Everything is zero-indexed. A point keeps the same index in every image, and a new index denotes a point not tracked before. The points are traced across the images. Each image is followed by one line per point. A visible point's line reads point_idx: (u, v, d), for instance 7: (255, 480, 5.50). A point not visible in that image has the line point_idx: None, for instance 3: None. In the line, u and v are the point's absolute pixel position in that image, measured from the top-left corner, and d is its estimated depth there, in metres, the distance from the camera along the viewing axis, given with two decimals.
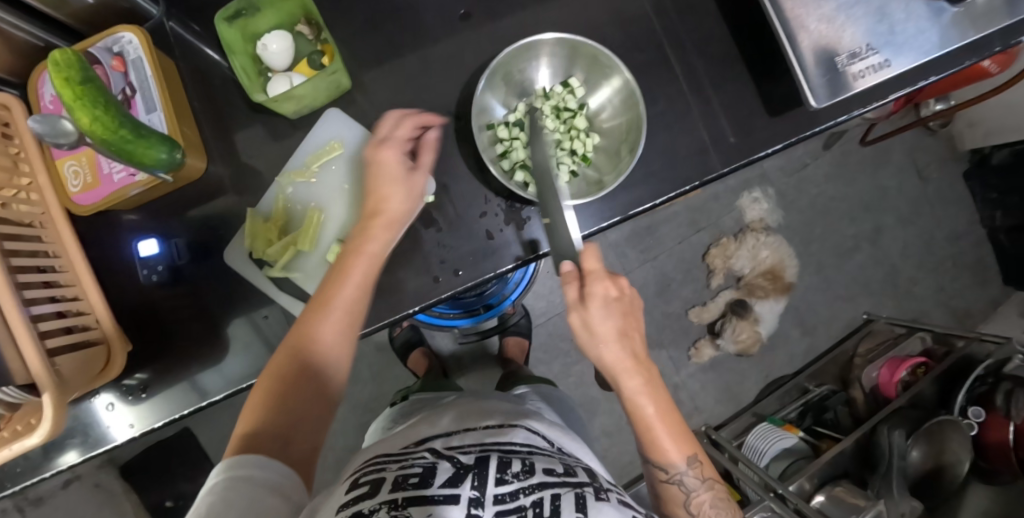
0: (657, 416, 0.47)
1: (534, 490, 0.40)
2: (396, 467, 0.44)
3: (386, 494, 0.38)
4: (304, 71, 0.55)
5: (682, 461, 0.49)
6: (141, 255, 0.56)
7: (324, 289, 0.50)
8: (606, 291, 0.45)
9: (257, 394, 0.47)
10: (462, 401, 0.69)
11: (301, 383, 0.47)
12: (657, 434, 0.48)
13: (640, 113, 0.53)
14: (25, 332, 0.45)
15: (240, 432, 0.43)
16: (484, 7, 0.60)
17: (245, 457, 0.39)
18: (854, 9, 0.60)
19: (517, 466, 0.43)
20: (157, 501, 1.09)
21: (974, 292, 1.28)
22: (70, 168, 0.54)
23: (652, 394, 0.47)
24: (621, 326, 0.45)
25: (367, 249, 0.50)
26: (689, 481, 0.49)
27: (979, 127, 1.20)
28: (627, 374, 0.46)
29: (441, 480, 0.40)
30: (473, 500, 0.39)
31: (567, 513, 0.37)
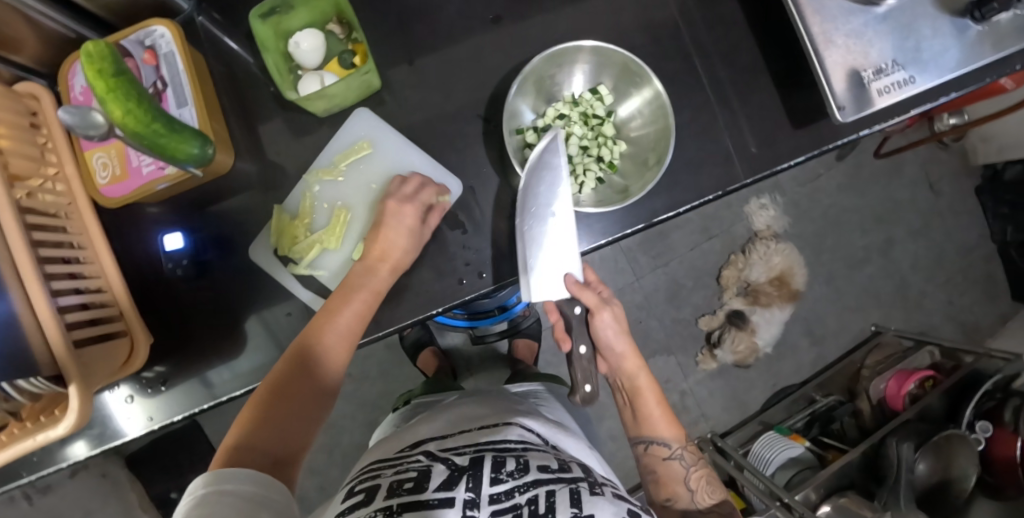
0: (652, 396, 0.60)
1: (529, 488, 0.43)
2: (392, 473, 0.46)
3: (382, 502, 0.41)
4: (335, 70, 0.55)
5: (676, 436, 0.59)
6: (166, 249, 0.56)
7: (323, 315, 0.51)
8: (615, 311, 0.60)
9: (248, 410, 0.48)
10: (464, 401, 0.68)
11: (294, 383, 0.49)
12: (655, 408, 0.59)
13: (670, 123, 0.54)
14: (53, 324, 0.45)
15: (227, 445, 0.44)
16: (514, 10, 0.60)
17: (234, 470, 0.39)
18: (881, 24, 0.60)
19: (511, 466, 0.46)
20: (162, 493, 1.09)
21: (983, 307, 1.29)
22: (98, 160, 0.54)
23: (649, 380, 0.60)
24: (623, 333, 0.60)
25: (376, 262, 0.52)
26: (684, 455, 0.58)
27: (993, 142, 1.21)
28: (629, 358, 0.60)
29: (435, 484, 0.43)
30: (467, 503, 0.41)
31: (564, 511, 0.39)
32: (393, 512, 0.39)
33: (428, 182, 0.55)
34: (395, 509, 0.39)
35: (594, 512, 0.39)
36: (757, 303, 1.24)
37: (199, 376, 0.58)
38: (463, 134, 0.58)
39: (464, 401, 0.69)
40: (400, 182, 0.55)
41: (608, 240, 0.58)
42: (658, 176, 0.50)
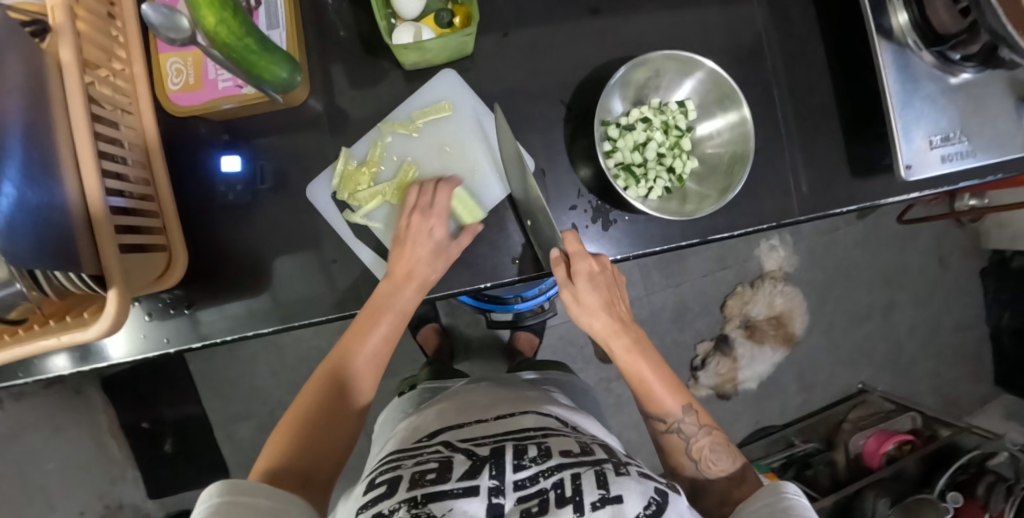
0: (650, 374, 0.54)
1: (553, 472, 0.42)
2: (412, 464, 0.45)
3: (405, 493, 0.40)
4: (431, 27, 0.55)
5: (678, 410, 0.53)
6: (221, 170, 0.58)
7: (351, 335, 0.55)
8: (591, 269, 0.53)
9: (278, 436, 0.50)
10: (483, 385, 0.70)
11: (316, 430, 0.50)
12: (654, 386, 0.53)
13: (748, 151, 0.53)
14: (102, 217, 0.41)
15: (258, 471, 0.46)
16: (611, 10, 0.62)
17: (254, 484, 0.40)
18: (957, 94, 0.59)
19: (533, 451, 0.45)
20: (134, 420, 1.09)
21: (967, 384, 1.34)
22: (173, 65, 0.55)
23: (643, 357, 0.54)
24: (606, 296, 0.54)
25: (394, 307, 0.55)
26: (687, 429, 0.53)
27: (1008, 229, 1.26)
28: (613, 335, 0.54)
29: (458, 474, 0.42)
30: (492, 491, 0.40)
31: (590, 492, 0.38)
32: (418, 503, 0.38)
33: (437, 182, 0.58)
34: (420, 501, 0.38)
35: (622, 493, 0.38)
36: (754, 338, 1.27)
37: (236, 304, 0.58)
38: (543, 117, 0.60)
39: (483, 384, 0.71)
40: (417, 193, 0.57)
41: (661, 248, 0.59)
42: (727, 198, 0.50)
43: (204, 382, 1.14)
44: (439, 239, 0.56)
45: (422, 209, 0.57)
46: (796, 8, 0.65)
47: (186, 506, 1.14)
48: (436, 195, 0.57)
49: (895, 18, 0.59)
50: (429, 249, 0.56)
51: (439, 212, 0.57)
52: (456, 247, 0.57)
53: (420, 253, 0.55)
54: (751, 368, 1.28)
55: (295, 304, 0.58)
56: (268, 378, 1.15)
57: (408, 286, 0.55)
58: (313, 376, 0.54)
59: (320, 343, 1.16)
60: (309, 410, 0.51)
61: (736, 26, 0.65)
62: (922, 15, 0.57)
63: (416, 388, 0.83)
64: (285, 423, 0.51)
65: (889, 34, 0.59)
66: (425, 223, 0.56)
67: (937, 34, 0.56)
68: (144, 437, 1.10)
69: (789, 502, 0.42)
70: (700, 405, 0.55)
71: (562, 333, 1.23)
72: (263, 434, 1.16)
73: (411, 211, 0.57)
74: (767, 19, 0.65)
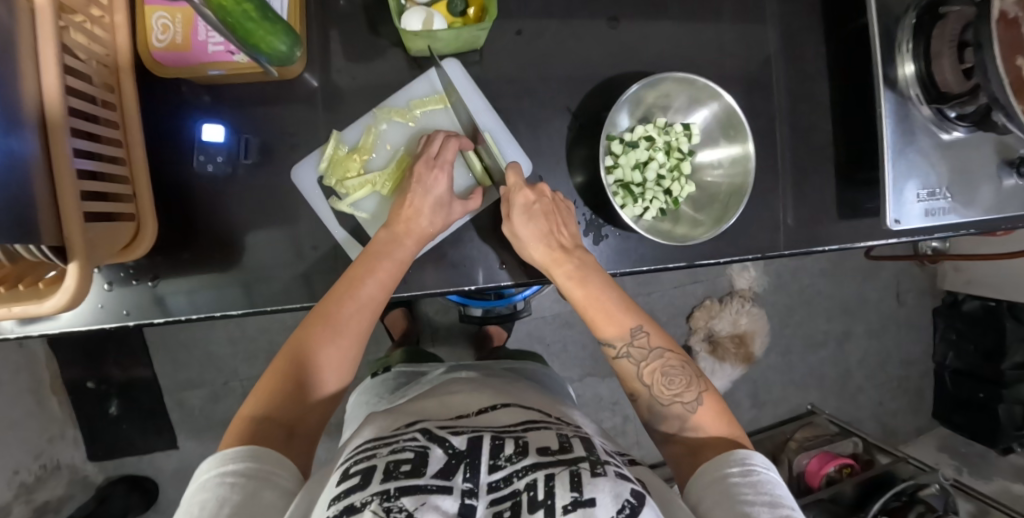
0: (598, 293, 0.52)
1: (527, 472, 0.42)
2: (388, 454, 0.44)
3: (378, 485, 0.39)
4: (442, 13, 0.52)
5: (626, 332, 0.51)
6: (202, 139, 0.53)
7: (344, 285, 0.51)
8: (526, 201, 0.53)
9: (255, 395, 0.47)
10: (467, 381, 0.70)
11: (298, 393, 0.47)
12: (603, 305, 0.52)
13: (747, 185, 0.53)
14: (68, 174, 0.38)
15: (244, 416, 0.45)
16: (625, 23, 0.61)
17: (251, 448, 0.41)
18: (948, 150, 0.61)
19: (509, 449, 0.45)
20: (77, 379, 1.04)
21: (906, 415, 1.43)
22: (158, 20, 0.51)
23: (588, 278, 0.53)
24: (543, 228, 0.53)
25: (395, 257, 0.53)
26: (636, 353, 0.51)
27: (963, 274, 1.33)
28: (554, 264, 0.53)
29: (432, 470, 0.41)
30: (466, 492, 0.40)
31: (563, 495, 0.39)
32: (391, 497, 0.37)
33: (444, 136, 0.56)
34: (393, 495, 0.38)
35: (595, 495, 0.39)
36: (715, 353, 1.31)
37: (209, 277, 0.55)
38: (548, 123, 0.59)
39: (466, 380, 0.71)
40: (424, 144, 0.55)
41: (650, 267, 0.59)
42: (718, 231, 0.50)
43: (156, 345, 1.09)
44: (442, 193, 0.54)
45: (429, 159, 0.54)
46: (805, 44, 0.66)
47: (126, 471, 1.10)
48: (444, 144, 0.55)
49: (901, 69, 0.60)
50: (428, 203, 0.54)
51: (446, 163, 0.55)
52: (460, 207, 0.56)
53: (424, 212, 0.54)
54: (711, 381, 1.31)
55: (274, 286, 0.56)
56: (225, 347, 1.11)
57: (408, 240, 0.53)
58: (298, 325, 0.50)
59: (283, 318, 1.12)
60: (289, 372, 0.47)
61: (747, 53, 0.65)
62: (929, 69, 0.59)
63: (390, 370, 0.82)
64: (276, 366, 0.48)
65: (894, 83, 0.60)
66: (431, 174, 0.54)
67: (940, 92, 0.58)
68: (86, 397, 1.05)
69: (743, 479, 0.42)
70: (654, 325, 0.52)
71: (530, 330, 1.24)
72: (214, 403, 1.12)
73: (418, 161, 0.55)
74: (777, 50, 0.65)
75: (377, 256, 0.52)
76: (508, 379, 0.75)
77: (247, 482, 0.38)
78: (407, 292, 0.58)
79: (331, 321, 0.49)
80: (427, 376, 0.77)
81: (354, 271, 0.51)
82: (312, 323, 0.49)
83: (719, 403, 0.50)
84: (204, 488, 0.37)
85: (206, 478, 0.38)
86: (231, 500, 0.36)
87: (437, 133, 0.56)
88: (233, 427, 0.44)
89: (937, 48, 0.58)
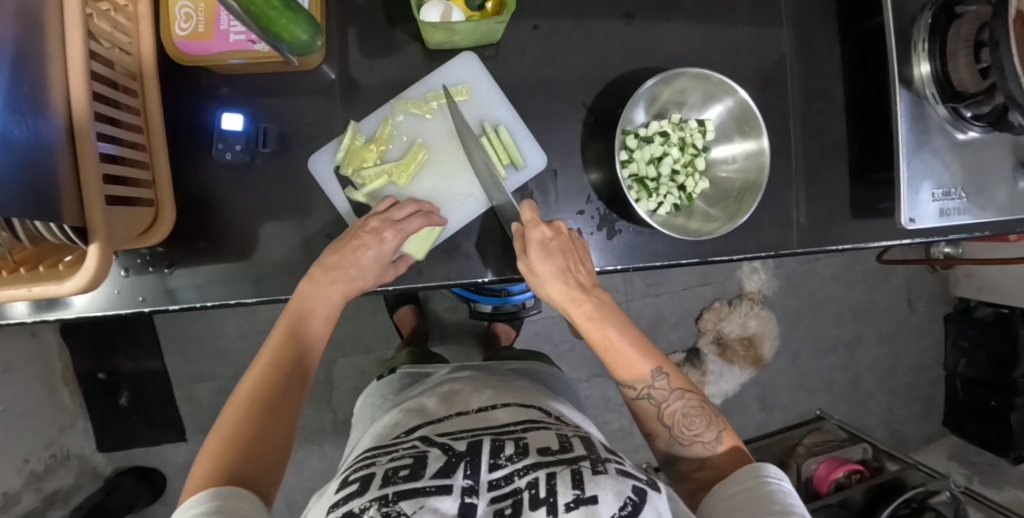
0: (615, 338, 0.52)
1: (529, 471, 0.42)
2: (388, 461, 0.45)
3: (377, 490, 0.40)
4: (460, 7, 0.52)
5: (646, 375, 0.52)
6: (221, 127, 0.54)
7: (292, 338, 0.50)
8: (543, 237, 0.51)
9: (210, 446, 0.42)
10: (468, 381, 0.70)
11: (258, 435, 0.44)
12: (619, 350, 0.52)
13: (762, 180, 0.53)
14: (90, 158, 0.39)
15: (198, 474, 0.40)
16: (641, 20, 0.61)
17: (217, 488, 0.38)
18: (964, 150, 0.61)
19: (509, 449, 0.45)
20: (88, 369, 1.05)
21: (916, 422, 1.41)
22: (181, 8, 0.52)
23: (606, 322, 0.52)
24: (560, 264, 0.51)
25: (315, 312, 0.52)
26: (657, 395, 0.52)
27: (976, 280, 1.32)
28: (573, 304, 0.52)
29: (431, 471, 0.42)
30: (466, 490, 0.41)
31: (565, 493, 0.38)
32: (388, 502, 0.38)
33: (409, 201, 0.56)
34: (391, 499, 0.39)
35: (597, 493, 0.39)
36: (724, 356, 1.30)
37: (224, 266, 0.56)
38: (562, 119, 0.60)
39: (468, 379, 0.71)
40: (391, 205, 0.55)
41: (662, 263, 0.60)
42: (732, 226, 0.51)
43: (167, 337, 1.10)
44: (390, 254, 0.53)
45: (388, 219, 0.54)
46: (820, 43, 0.66)
47: (135, 463, 1.10)
48: (409, 213, 0.55)
49: (917, 68, 0.60)
50: (377, 265, 0.53)
51: (405, 230, 0.54)
52: (391, 272, 0.55)
53: (368, 272, 0.53)
54: (719, 384, 1.30)
55: (287, 276, 0.57)
56: (235, 341, 1.12)
57: (334, 295, 0.52)
58: (246, 376, 0.48)
59: None
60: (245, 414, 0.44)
61: (762, 52, 0.65)
62: (944, 68, 0.58)
63: (395, 372, 0.82)
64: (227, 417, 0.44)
65: (910, 82, 0.60)
66: (386, 239, 0.53)
67: (956, 91, 0.58)
68: (97, 388, 1.06)
69: (771, 486, 0.42)
70: (672, 367, 0.53)
71: (539, 329, 1.24)
72: (223, 397, 1.13)
73: (375, 216, 0.54)
74: (791, 49, 0.65)
75: (307, 312, 0.51)
76: (511, 379, 0.76)
77: (216, 514, 0.36)
78: (416, 283, 0.58)
79: (280, 365, 0.48)
80: (431, 377, 0.77)
81: (286, 324, 0.50)
82: (264, 373, 0.47)
83: (737, 444, 0.50)
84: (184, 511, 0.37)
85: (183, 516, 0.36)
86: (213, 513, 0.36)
87: (390, 197, 0.56)
88: (190, 481, 0.40)
89: (954, 46, 0.57)
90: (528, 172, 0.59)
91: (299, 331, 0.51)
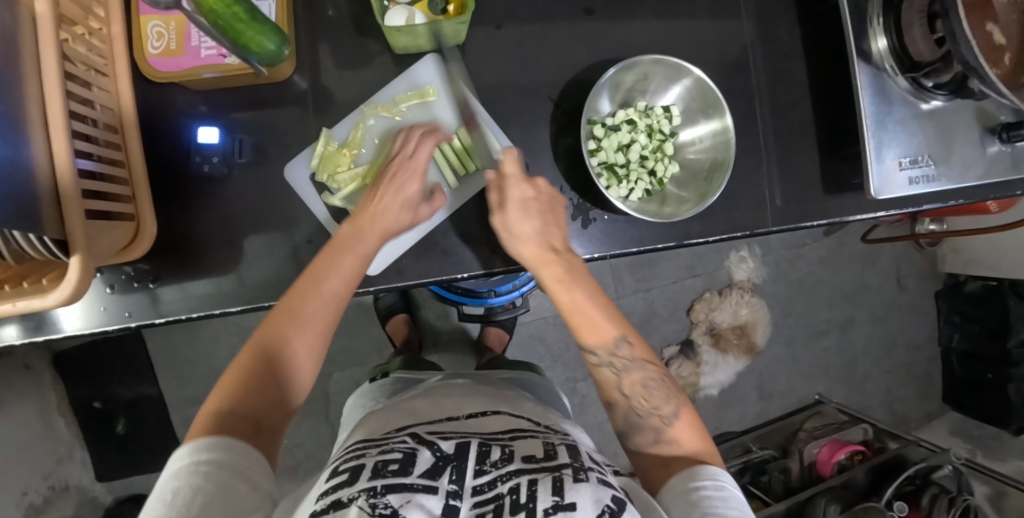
0: (582, 298, 0.53)
1: (510, 478, 0.40)
2: (377, 453, 0.43)
3: (365, 482, 0.38)
4: (424, 11, 0.55)
5: (610, 341, 0.53)
6: (197, 141, 0.56)
7: (308, 280, 0.51)
8: (523, 195, 0.53)
9: (219, 392, 0.46)
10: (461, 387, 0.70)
11: (261, 386, 0.46)
12: (588, 312, 0.53)
13: (728, 159, 0.55)
14: (67, 175, 0.40)
15: (209, 412, 0.43)
16: (602, 16, 0.63)
17: (219, 439, 0.40)
18: (926, 120, 0.63)
19: (496, 454, 0.43)
20: (84, 400, 1.05)
21: (916, 401, 1.41)
22: (153, 28, 0.54)
23: (574, 280, 0.53)
24: (537, 225, 0.53)
25: (357, 249, 0.53)
26: (618, 363, 0.52)
27: (962, 255, 1.33)
28: (541, 264, 0.53)
29: (419, 470, 0.40)
30: (450, 494, 0.39)
31: (544, 498, 0.37)
32: (376, 493, 0.37)
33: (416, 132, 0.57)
34: (380, 491, 0.37)
35: (576, 500, 0.37)
36: (718, 345, 1.30)
37: (210, 278, 0.57)
38: (531, 113, 0.61)
39: (462, 386, 0.71)
40: (399, 145, 0.57)
41: (638, 249, 0.61)
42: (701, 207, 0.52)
43: (161, 361, 1.10)
44: (415, 194, 0.56)
45: (404, 160, 0.56)
46: (780, 24, 0.68)
47: (135, 490, 1.10)
48: (418, 146, 0.56)
49: (875, 43, 0.62)
50: (400, 202, 0.55)
51: (420, 166, 0.56)
52: (428, 208, 0.57)
53: (395, 206, 0.54)
54: (715, 374, 1.30)
55: (267, 283, 0.57)
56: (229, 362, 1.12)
57: (349, 263, 0.52)
58: (262, 323, 0.50)
59: None
60: (253, 364, 0.47)
61: (723, 39, 0.67)
62: (901, 42, 0.60)
63: (387, 377, 0.82)
64: (236, 369, 0.47)
65: (868, 57, 0.62)
66: (405, 175, 0.55)
67: (913, 62, 0.59)
68: (94, 418, 1.06)
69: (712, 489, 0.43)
70: (637, 339, 0.54)
71: (531, 332, 1.24)
72: None
73: (391, 161, 0.56)
74: (751, 33, 0.67)
75: (340, 252, 0.52)
76: (502, 388, 0.75)
77: (220, 472, 0.38)
78: (397, 283, 0.59)
79: (295, 316, 0.49)
80: (424, 382, 0.77)
81: (311, 272, 0.51)
82: (278, 318, 0.49)
83: (696, 418, 0.51)
84: (177, 475, 0.37)
85: (178, 466, 0.38)
86: (202, 488, 0.36)
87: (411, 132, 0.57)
88: (196, 423, 0.43)
89: (908, 19, 0.59)
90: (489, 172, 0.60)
91: (322, 278, 0.51)
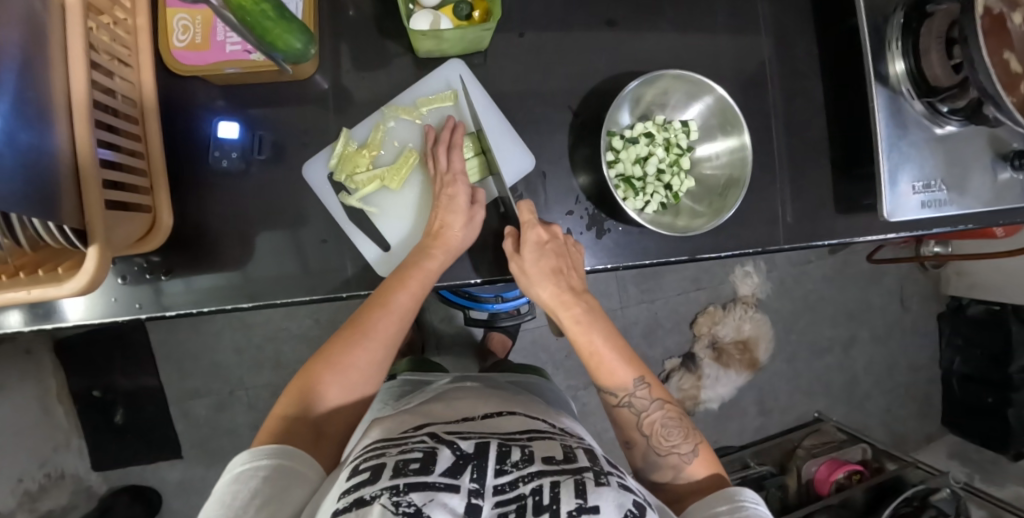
0: (599, 344, 0.55)
1: (533, 478, 0.40)
2: (397, 453, 0.42)
3: (387, 480, 0.38)
4: (449, 17, 0.55)
5: (627, 383, 0.54)
6: (218, 135, 0.55)
7: (378, 297, 0.53)
8: (539, 239, 0.54)
9: (288, 395, 0.49)
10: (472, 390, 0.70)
11: (326, 397, 0.50)
12: (603, 358, 0.55)
13: (745, 176, 0.55)
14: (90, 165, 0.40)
15: (277, 416, 0.48)
16: (623, 28, 0.64)
17: (281, 447, 0.43)
18: (941, 144, 0.63)
19: (516, 455, 0.42)
20: (83, 388, 1.05)
21: (915, 422, 1.41)
22: (179, 21, 0.54)
23: (592, 327, 0.56)
24: (553, 266, 0.55)
25: (424, 266, 0.54)
26: (637, 403, 0.54)
27: (966, 278, 1.34)
28: (564, 306, 0.57)
29: (440, 468, 0.39)
30: (472, 492, 0.38)
31: (568, 501, 0.37)
32: (399, 492, 0.36)
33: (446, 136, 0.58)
34: (402, 489, 0.36)
35: (599, 503, 0.37)
36: (720, 360, 1.31)
37: (223, 273, 0.57)
38: (550, 120, 0.61)
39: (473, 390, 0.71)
40: (433, 158, 0.57)
41: (651, 262, 0.61)
42: (716, 223, 0.53)
43: (163, 352, 1.09)
44: (462, 205, 0.56)
45: (442, 176, 0.57)
46: (799, 43, 0.68)
47: (130, 481, 1.09)
48: (448, 159, 0.58)
49: (892, 66, 0.62)
50: (453, 218, 0.55)
51: (458, 177, 0.57)
52: (480, 211, 0.57)
53: (453, 223, 0.55)
54: (716, 388, 1.30)
55: (279, 281, 0.57)
56: (231, 356, 1.11)
57: (413, 282, 0.53)
58: (336, 329, 0.53)
59: (289, 325, 1.12)
60: (323, 372, 0.50)
61: (743, 55, 0.67)
62: (919, 65, 0.61)
63: (395, 379, 0.81)
64: (305, 371, 0.51)
65: (886, 80, 0.62)
66: (446, 191, 0.56)
67: (931, 86, 0.60)
68: (93, 406, 1.06)
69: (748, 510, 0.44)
70: (653, 377, 0.55)
71: (534, 338, 1.24)
72: (219, 413, 1.11)
73: (432, 178, 0.57)
74: (770, 50, 0.68)
75: (409, 268, 0.54)
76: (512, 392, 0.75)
77: (279, 478, 0.40)
78: None
79: (360, 328, 0.52)
80: (432, 385, 0.77)
81: (382, 290, 0.53)
82: (346, 330, 0.52)
83: (713, 456, 0.52)
84: (236, 479, 0.40)
85: (236, 470, 0.41)
86: (262, 492, 0.39)
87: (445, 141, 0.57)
88: (267, 426, 0.47)
89: (926, 43, 0.60)
90: (516, 170, 0.60)
91: (391, 301, 0.53)
